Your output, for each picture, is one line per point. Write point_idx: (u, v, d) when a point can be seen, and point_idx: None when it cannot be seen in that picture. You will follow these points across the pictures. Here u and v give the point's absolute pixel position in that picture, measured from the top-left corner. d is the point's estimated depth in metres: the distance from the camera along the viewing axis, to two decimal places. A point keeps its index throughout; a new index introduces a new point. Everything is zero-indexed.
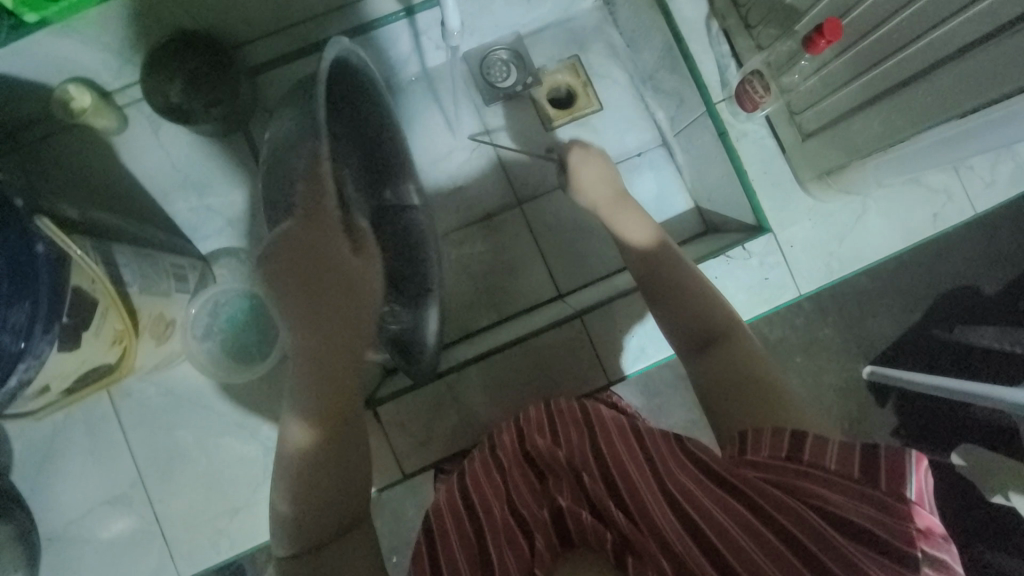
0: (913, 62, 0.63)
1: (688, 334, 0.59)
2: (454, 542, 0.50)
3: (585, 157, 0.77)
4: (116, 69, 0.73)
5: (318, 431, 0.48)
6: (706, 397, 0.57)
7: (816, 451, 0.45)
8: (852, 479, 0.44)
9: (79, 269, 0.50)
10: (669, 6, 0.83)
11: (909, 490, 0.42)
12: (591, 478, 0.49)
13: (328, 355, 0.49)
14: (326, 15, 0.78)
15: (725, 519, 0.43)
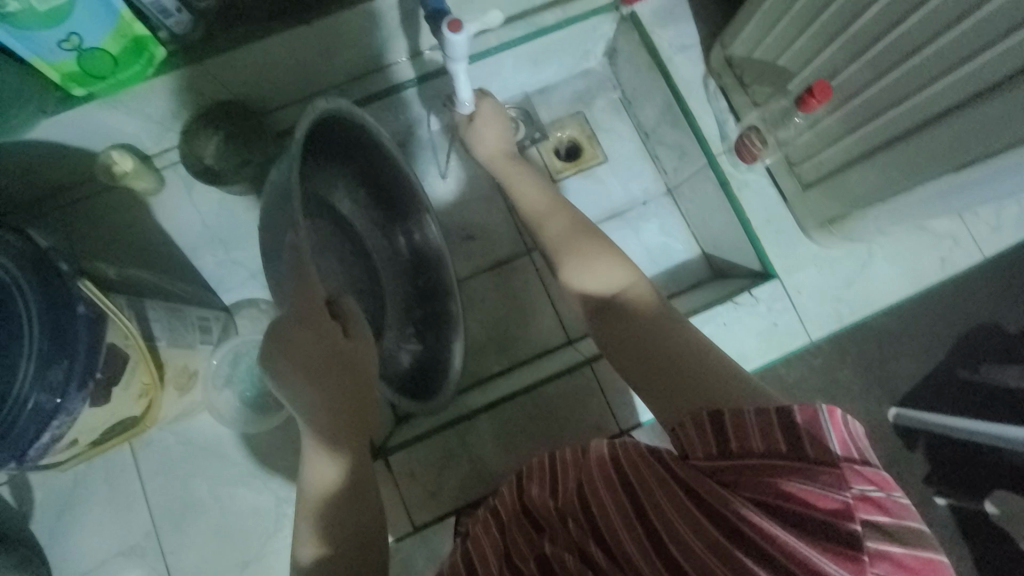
0: (901, 120, 0.65)
1: (603, 300, 0.59)
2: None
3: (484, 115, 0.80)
4: (156, 136, 0.79)
5: (341, 497, 0.51)
6: (627, 366, 0.55)
7: (741, 434, 0.42)
8: (782, 454, 0.41)
9: (115, 327, 0.54)
10: (668, 68, 0.89)
11: (830, 447, 0.40)
12: (575, 521, 0.47)
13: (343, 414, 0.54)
14: (347, 83, 0.86)
15: (694, 540, 0.40)
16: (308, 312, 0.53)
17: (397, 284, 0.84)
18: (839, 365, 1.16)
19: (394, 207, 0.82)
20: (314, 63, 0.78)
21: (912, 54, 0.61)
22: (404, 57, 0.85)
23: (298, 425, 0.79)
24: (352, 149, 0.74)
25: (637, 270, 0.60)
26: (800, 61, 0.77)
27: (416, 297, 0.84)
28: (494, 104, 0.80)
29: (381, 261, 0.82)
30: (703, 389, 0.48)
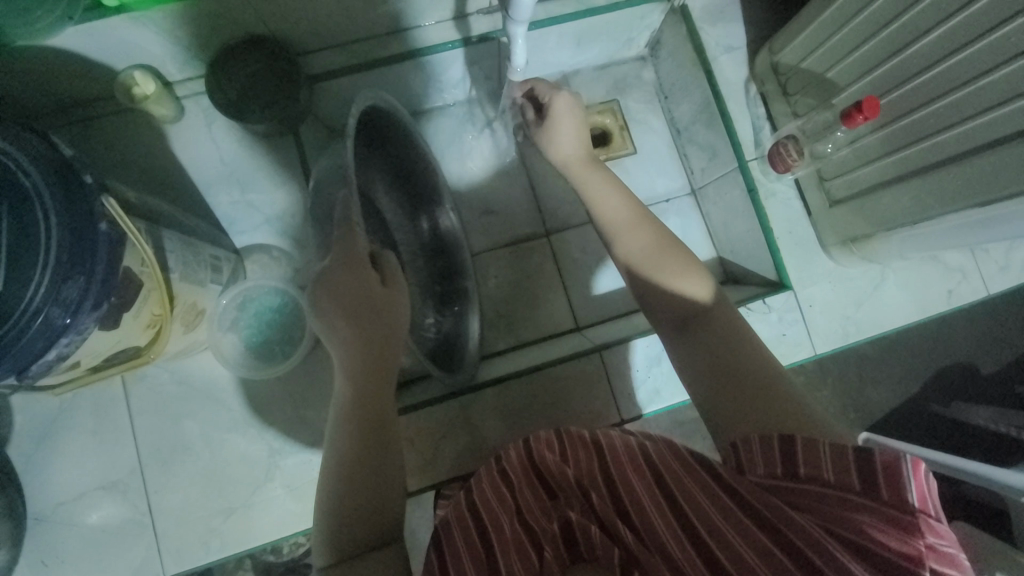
0: (942, 149, 0.66)
1: (669, 314, 0.59)
2: (461, 552, 0.50)
3: (567, 114, 0.76)
4: (182, 62, 0.75)
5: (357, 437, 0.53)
6: (695, 378, 0.55)
7: (811, 461, 0.44)
8: (854, 491, 0.42)
9: (133, 251, 0.51)
10: (712, 67, 0.88)
11: (910, 495, 0.40)
12: (599, 495, 0.50)
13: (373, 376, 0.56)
14: (385, 36, 0.82)
15: (727, 528, 0.43)
16: (349, 257, 0.53)
17: (420, 265, 0.86)
18: (820, 384, 1.21)
19: (416, 186, 0.84)
20: (355, 10, 0.75)
21: (963, 83, 0.61)
22: (445, 18, 0.82)
23: (299, 378, 0.77)
24: (388, 139, 0.76)
25: (714, 285, 0.59)
26: (848, 76, 0.77)
27: (436, 275, 0.88)
28: (568, 101, 0.77)
29: (403, 239, 0.83)
30: (782, 416, 0.50)
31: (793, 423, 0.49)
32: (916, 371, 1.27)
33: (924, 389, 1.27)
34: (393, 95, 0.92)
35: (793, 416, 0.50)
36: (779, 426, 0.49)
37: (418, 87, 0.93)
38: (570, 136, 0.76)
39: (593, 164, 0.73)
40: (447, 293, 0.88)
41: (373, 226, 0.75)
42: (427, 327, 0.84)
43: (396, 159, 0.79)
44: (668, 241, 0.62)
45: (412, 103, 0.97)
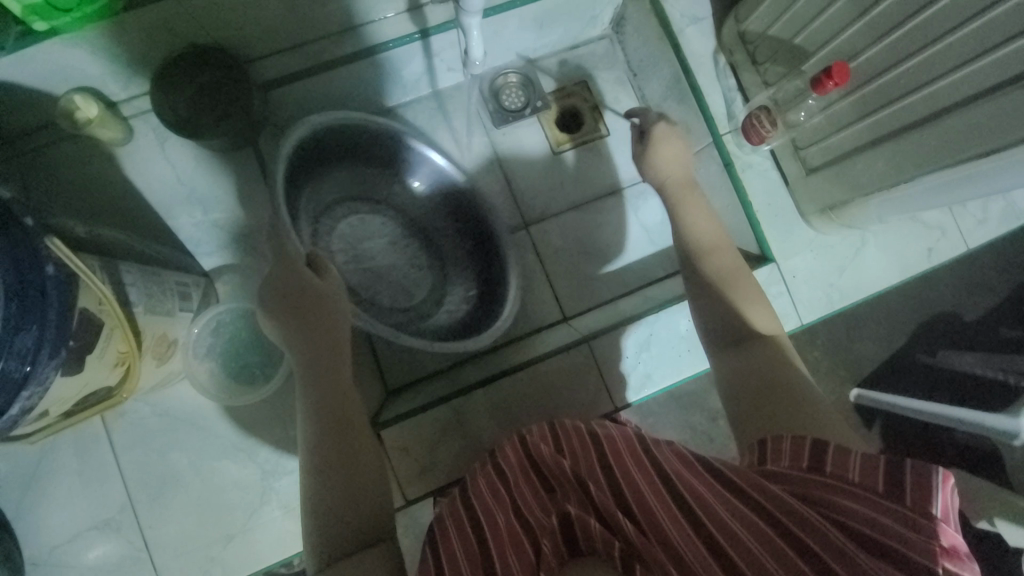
0: (916, 109, 0.65)
1: (718, 327, 0.62)
2: (460, 552, 0.51)
3: (670, 134, 0.76)
4: (125, 81, 0.71)
5: (325, 441, 0.54)
6: (731, 390, 0.57)
7: (838, 462, 0.44)
8: (876, 493, 0.41)
9: (88, 291, 0.49)
10: (679, 41, 0.86)
11: (933, 504, 0.39)
12: (597, 487, 0.50)
13: (330, 389, 0.57)
14: (339, 34, 0.77)
15: (731, 520, 0.42)
16: (286, 266, 0.60)
17: (450, 236, 0.94)
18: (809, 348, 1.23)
19: (412, 163, 0.90)
20: (303, 10, 0.71)
21: (934, 41, 0.60)
22: (399, 11, 0.77)
23: (286, 399, 0.76)
24: (357, 149, 0.85)
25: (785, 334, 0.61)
26: (817, 41, 0.75)
27: (465, 235, 0.93)
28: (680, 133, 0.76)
29: (420, 218, 0.93)
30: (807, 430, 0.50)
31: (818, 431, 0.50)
32: (901, 327, 1.30)
33: (909, 341, 1.29)
34: (352, 94, 0.89)
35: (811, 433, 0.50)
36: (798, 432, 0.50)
37: (378, 84, 0.90)
38: (669, 161, 0.75)
39: (692, 191, 0.74)
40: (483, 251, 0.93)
41: (361, 227, 0.89)
42: (463, 297, 0.92)
43: (376, 156, 0.87)
44: (743, 272, 0.66)
45: (374, 102, 0.94)
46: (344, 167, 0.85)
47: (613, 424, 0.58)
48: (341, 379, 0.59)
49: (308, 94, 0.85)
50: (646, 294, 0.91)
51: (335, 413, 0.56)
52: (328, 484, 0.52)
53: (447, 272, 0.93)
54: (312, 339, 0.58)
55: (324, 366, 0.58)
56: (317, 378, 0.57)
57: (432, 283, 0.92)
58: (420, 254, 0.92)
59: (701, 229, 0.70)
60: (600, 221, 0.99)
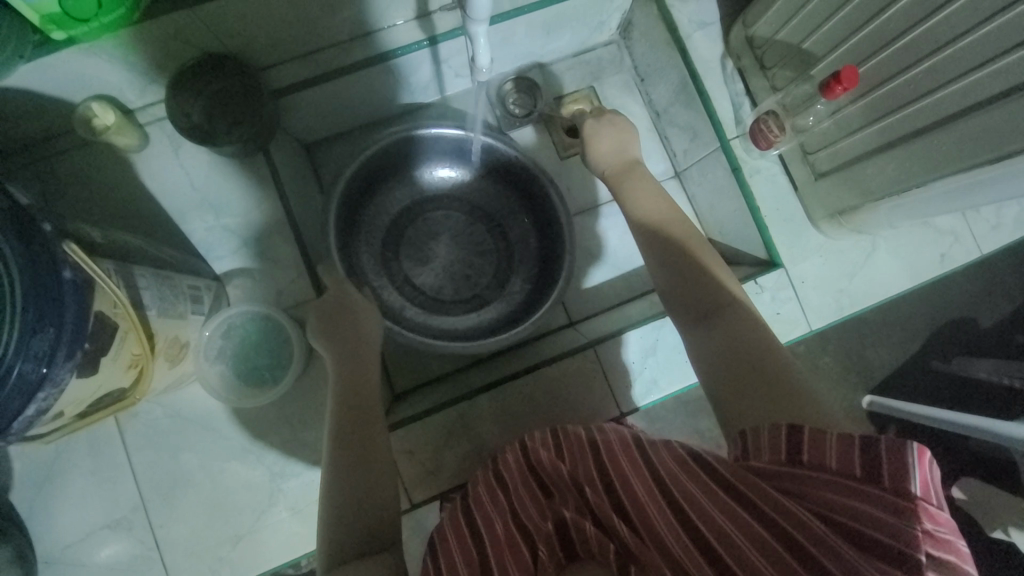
0: (926, 114, 0.64)
1: (686, 305, 0.59)
2: (457, 557, 0.51)
3: (601, 123, 0.78)
4: (140, 88, 0.73)
5: (341, 447, 0.57)
6: (710, 375, 0.55)
7: (816, 448, 0.42)
8: (856, 477, 0.40)
9: (102, 295, 0.50)
10: (687, 45, 0.85)
11: (910, 483, 0.38)
12: (594, 491, 0.51)
13: (354, 405, 0.60)
14: (348, 42, 0.79)
15: (725, 522, 0.42)
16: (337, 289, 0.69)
17: (507, 210, 0.95)
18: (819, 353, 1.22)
19: (459, 148, 0.90)
20: (313, 18, 0.72)
21: (944, 46, 0.59)
22: (408, 19, 0.78)
23: (295, 402, 0.76)
24: (406, 156, 0.89)
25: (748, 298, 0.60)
26: (826, 45, 0.74)
27: (521, 207, 0.95)
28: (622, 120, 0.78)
29: (478, 200, 0.95)
30: (797, 414, 0.49)
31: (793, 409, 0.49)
32: (914, 332, 1.28)
33: (924, 346, 1.27)
34: (362, 99, 0.90)
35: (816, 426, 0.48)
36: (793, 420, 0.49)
37: (387, 90, 0.91)
38: (611, 148, 0.76)
39: (635, 172, 0.73)
40: (539, 219, 0.93)
41: (423, 225, 0.95)
42: (521, 272, 0.95)
43: (422, 156, 0.90)
44: (704, 247, 0.63)
45: (383, 107, 0.95)
46: (395, 173, 0.91)
47: (609, 426, 0.58)
48: (369, 394, 0.62)
49: (317, 101, 0.86)
50: (653, 298, 0.91)
51: (357, 428, 0.58)
52: (339, 489, 0.54)
53: (511, 242, 0.96)
54: (343, 352, 0.64)
55: (356, 384, 0.62)
56: (345, 396, 0.61)
57: (497, 265, 0.95)
58: (486, 232, 0.95)
59: (647, 205, 0.68)
60: (607, 226, 0.99)
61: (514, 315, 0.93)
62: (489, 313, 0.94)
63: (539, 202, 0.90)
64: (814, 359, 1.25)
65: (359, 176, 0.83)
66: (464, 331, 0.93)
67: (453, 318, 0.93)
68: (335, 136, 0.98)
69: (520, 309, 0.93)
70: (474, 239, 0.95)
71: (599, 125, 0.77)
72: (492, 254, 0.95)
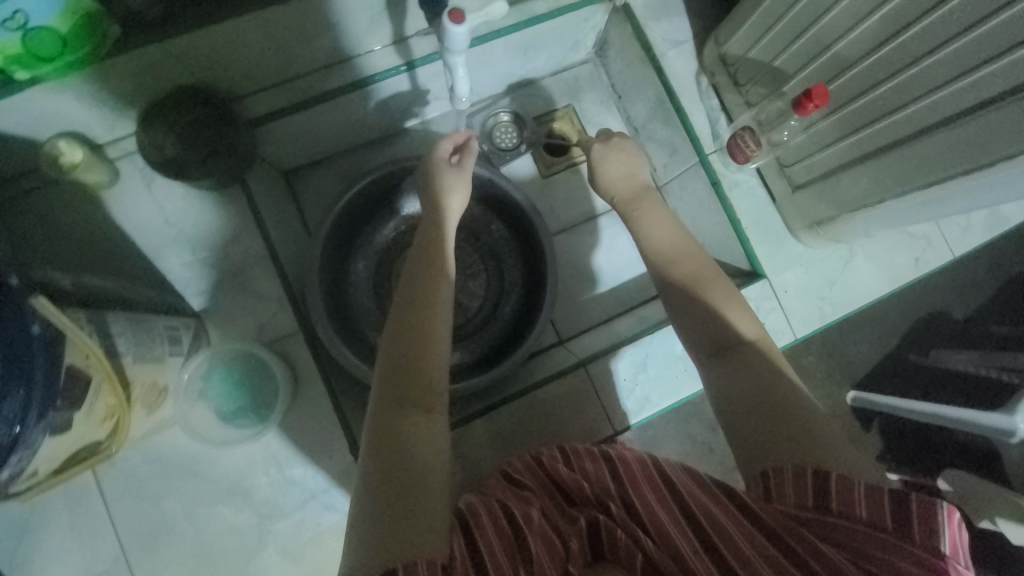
0: (896, 130, 0.66)
1: (700, 341, 0.61)
2: (490, 531, 0.50)
3: (607, 148, 0.77)
4: (110, 122, 0.72)
5: (389, 435, 0.52)
6: (729, 408, 0.56)
7: (844, 499, 0.46)
8: (887, 530, 0.45)
9: (74, 346, 0.48)
10: (661, 64, 0.87)
11: (941, 543, 0.43)
12: (615, 505, 0.54)
13: (410, 372, 0.56)
14: (325, 69, 0.78)
15: (732, 528, 0.48)
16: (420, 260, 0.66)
17: (494, 228, 0.94)
18: (804, 352, 1.24)
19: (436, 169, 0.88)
20: (288, 46, 0.71)
21: (910, 64, 0.61)
22: (384, 44, 0.78)
23: (279, 441, 0.73)
24: (384, 186, 0.88)
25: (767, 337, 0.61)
26: (796, 64, 0.76)
27: (508, 228, 0.94)
28: (631, 147, 0.78)
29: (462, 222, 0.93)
30: (806, 445, 0.50)
31: (811, 440, 0.50)
32: (894, 329, 1.31)
33: (903, 341, 1.31)
34: (342, 126, 0.90)
35: (829, 460, 0.49)
36: (806, 451, 0.50)
37: (367, 115, 0.90)
38: (619, 173, 0.77)
39: (645, 199, 0.74)
40: (525, 238, 0.92)
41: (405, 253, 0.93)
42: (512, 290, 0.94)
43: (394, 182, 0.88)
44: (717, 279, 0.65)
45: (363, 133, 0.95)
46: (375, 204, 0.90)
47: (627, 450, 0.62)
48: (421, 369, 0.57)
49: (296, 129, 0.85)
50: (640, 314, 0.91)
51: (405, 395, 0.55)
52: (380, 486, 0.49)
53: (501, 258, 0.95)
54: (405, 325, 0.60)
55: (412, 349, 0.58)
56: (393, 381, 0.56)
57: (488, 285, 0.94)
58: (475, 252, 0.94)
59: (663, 236, 0.70)
60: (593, 243, 0.99)
61: (508, 338, 0.91)
62: (483, 338, 0.92)
63: (521, 220, 0.91)
64: (799, 359, 1.27)
65: (342, 218, 0.85)
66: (463, 364, 0.90)
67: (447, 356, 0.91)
68: (315, 163, 0.96)
69: (514, 329, 0.92)
70: (463, 262, 0.94)
71: (606, 150, 0.77)
72: (485, 275, 0.94)
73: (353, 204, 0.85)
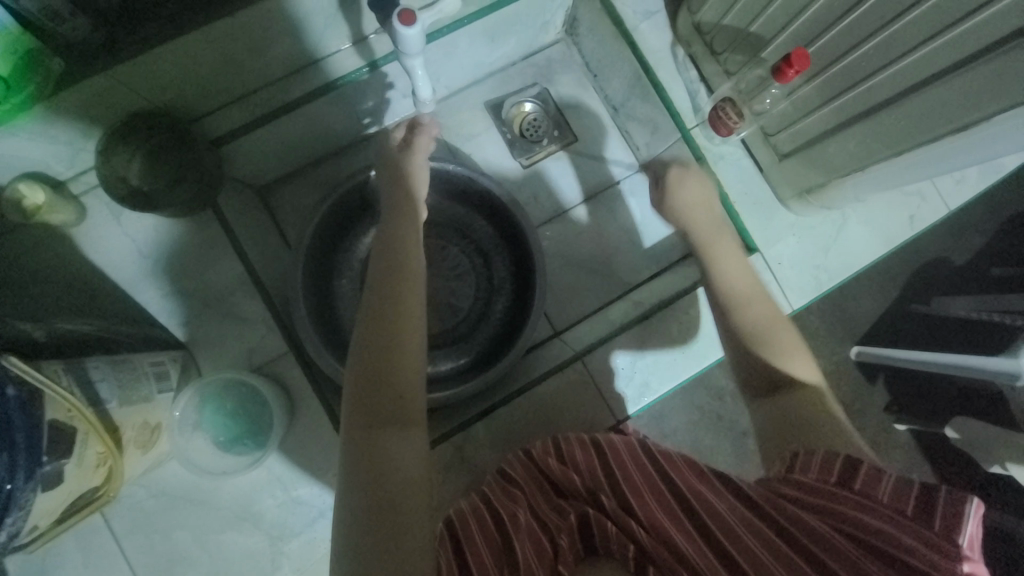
0: (883, 89, 0.63)
1: (746, 375, 0.62)
2: (480, 544, 0.55)
3: (686, 173, 0.79)
4: (69, 158, 0.69)
5: (363, 457, 0.49)
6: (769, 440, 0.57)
7: (868, 482, 0.46)
8: (905, 514, 0.43)
9: (55, 403, 0.48)
10: (634, 38, 0.84)
11: (961, 534, 0.41)
12: (608, 497, 0.56)
13: (384, 384, 0.53)
14: (281, 82, 0.75)
15: (732, 520, 0.47)
16: (383, 260, 0.61)
17: (479, 223, 0.92)
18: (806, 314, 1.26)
19: None
20: (240, 60, 0.68)
21: (891, 21, 0.58)
22: (348, 44, 0.74)
23: (282, 464, 0.73)
24: (364, 195, 0.86)
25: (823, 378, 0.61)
26: (772, 28, 0.73)
27: (492, 223, 0.92)
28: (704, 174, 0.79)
29: (441, 220, 0.92)
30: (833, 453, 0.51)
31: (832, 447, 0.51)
32: (894, 281, 1.30)
33: (905, 292, 1.30)
34: (311, 135, 0.87)
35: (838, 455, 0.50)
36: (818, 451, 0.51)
37: (336, 121, 0.87)
38: (693, 200, 0.78)
39: (719, 236, 0.76)
40: (510, 234, 0.91)
41: None
42: (502, 288, 0.92)
43: (371, 191, 0.86)
44: (783, 321, 0.65)
45: (334, 141, 0.92)
46: (354, 214, 0.88)
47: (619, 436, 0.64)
48: (394, 379, 0.53)
49: (262, 144, 0.82)
50: (635, 298, 0.89)
51: (384, 416, 0.51)
52: (357, 509, 0.47)
53: (488, 254, 0.93)
54: (378, 329, 0.55)
55: (388, 363, 0.54)
56: (365, 395, 0.52)
57: (480, 283, 0.92)
58: (462, 251, 0.92)
59: (735, 270, 0.71)
60: (580, 228, 0.97)
61: (503, 336, 0.90)
62: (479, 337, 0.91)
63: (505, 216, 0.88)
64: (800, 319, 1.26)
65: (321, 232, 0.83)
66: (463, 366, 0.90)
67: (440, 360, 0.90)
68: (289, 175, 0.93)
69: (509, 326, 0.90)
70: (451, 262, 0.92)
71: (685, 172, 0.79)
72: (477, 272, 0.93)
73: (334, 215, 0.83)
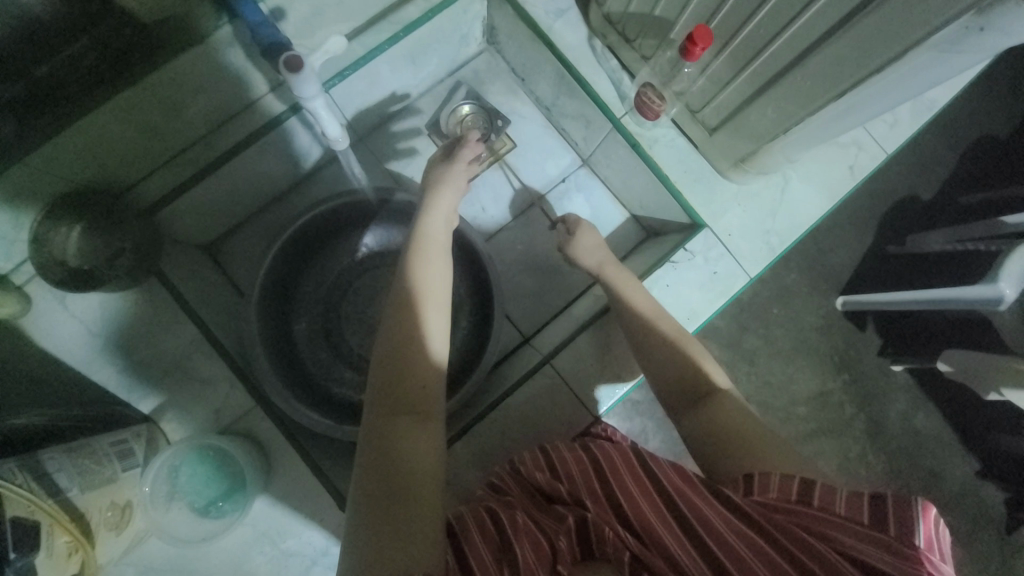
0: (784, 54, 0.64)
1: (669, 381, 0.66)
2: (479, 542, 0.53)
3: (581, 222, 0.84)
4: (4, 249, 0.66)
5: (375, 453, 0.52)
6: (700, 445, 0.60)
7: (825, 497, 0.47)
8: (863, 523, 0.45)
9: (13, 500, 0.48)
10: (551, 38, 0.84)
11: (916, 536, 0.43)
12: (596, 502, 0.56)
13: (397, 385, 0.56)
14: (211, 136, 0.74)
15: (716, 519, 0.48)
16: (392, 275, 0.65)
17: None
18: (786, 273, 1.30)
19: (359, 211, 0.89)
20: (182, 107, 0.68)
21: None
22: (266, 90, 0.73)
23: (266, 520, 0.72)
24: (319, 238, 0.88)
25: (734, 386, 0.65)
26: (675, 9, 0.74)
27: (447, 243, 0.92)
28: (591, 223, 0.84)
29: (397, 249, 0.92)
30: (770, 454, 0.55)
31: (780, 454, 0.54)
32: (865, 225, 1.31)
33: (877, 235, 1.31)
34: (250, 185, 0.87)
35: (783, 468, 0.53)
36: (768, 462, 0.54)
37: (274, 167, 0.86)
38: (592, 244, 0.82)
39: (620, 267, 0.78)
40: (466, 255, 0.91)
41: (353, 299, 0.92)
42: (465, 306, 0.93)
43: (323, 232, 0.88)
44: (682, 335, 0.69)
45: (275, 186, 0.92)
46: (307, 258, 0.88)
47: (608, 444, 0.64)
48: (408, 379, 0.56)
49: (204, 202, 0.82)
50: (596, 292, 0.89)
51: (401, 408, 0.55)
52: (368, 502, 0.49)
53: None
54: (393, 331, 0.59)
55: (399, 369, 0.57)
56: (381, 394, 0.55)
57: None
58: None
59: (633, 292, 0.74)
60: (536, 231, 0.98)
61: (471, 353, 0.90)
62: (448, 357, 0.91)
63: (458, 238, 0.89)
64: (783, 279, 1.29)
65: (275, 277, 0.83)
66: None
67: None
68: (234, 228, 0.93)
69: (476, 341, 0.91)
70: None
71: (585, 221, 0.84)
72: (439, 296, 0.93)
73: (288, 261, 0.84)
